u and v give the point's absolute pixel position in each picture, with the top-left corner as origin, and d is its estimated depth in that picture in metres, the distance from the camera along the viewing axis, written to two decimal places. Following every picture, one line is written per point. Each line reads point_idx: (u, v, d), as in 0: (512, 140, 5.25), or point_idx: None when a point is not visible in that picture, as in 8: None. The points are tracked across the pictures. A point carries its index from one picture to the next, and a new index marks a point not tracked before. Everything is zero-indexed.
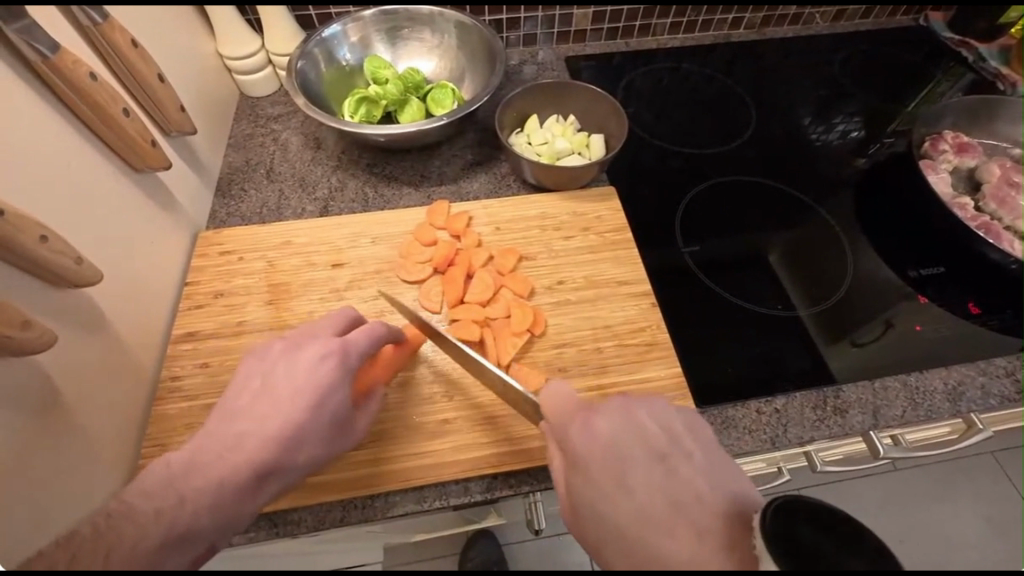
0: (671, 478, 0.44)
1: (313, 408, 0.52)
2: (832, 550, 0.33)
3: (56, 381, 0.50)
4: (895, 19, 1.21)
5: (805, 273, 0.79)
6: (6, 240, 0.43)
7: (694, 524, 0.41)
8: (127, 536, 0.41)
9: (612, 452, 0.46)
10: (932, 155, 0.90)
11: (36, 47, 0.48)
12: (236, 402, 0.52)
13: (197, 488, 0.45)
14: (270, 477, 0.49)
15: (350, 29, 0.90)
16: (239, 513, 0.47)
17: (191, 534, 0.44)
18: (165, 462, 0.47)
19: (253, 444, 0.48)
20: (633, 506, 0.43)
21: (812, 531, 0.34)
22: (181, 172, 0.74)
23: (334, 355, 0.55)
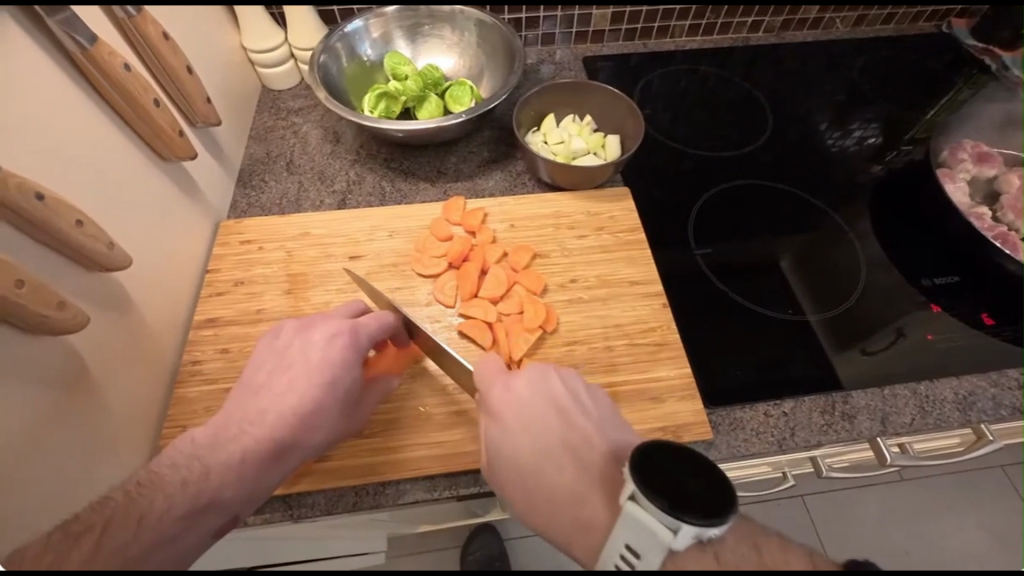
0: (573, 432, 0.51)
1: (326, 385, 0.54)
2: (684, 481, 0.38)
3: (86, 361, 0.52)
4: (917, 25, 1.20)
5: (816, 278, 0.79)
6: (42, 222, 0.45)
7: (590, 473, 0.48)
8: (156, 503, 0.44)
9: (526, 407, 0.53)
10: (951, 164, 0.89)
11: (76, 38, 0.50)
12: (256, 379, 0.55)
13: (221, 462, 0.48)
14: (288, 453, 0.51)
15: (372, 25, 0.92)
16: (261, 486, 0.50)
17: (216, 503, 0.46)
18: (189, 438, 0.50)
19: (273, 419, 0.51)
20: (536, 449, 0.51)
21: (672, 468, 0.39)
22: (208, 163, 0.76)
23: (346, 335, 0.58)
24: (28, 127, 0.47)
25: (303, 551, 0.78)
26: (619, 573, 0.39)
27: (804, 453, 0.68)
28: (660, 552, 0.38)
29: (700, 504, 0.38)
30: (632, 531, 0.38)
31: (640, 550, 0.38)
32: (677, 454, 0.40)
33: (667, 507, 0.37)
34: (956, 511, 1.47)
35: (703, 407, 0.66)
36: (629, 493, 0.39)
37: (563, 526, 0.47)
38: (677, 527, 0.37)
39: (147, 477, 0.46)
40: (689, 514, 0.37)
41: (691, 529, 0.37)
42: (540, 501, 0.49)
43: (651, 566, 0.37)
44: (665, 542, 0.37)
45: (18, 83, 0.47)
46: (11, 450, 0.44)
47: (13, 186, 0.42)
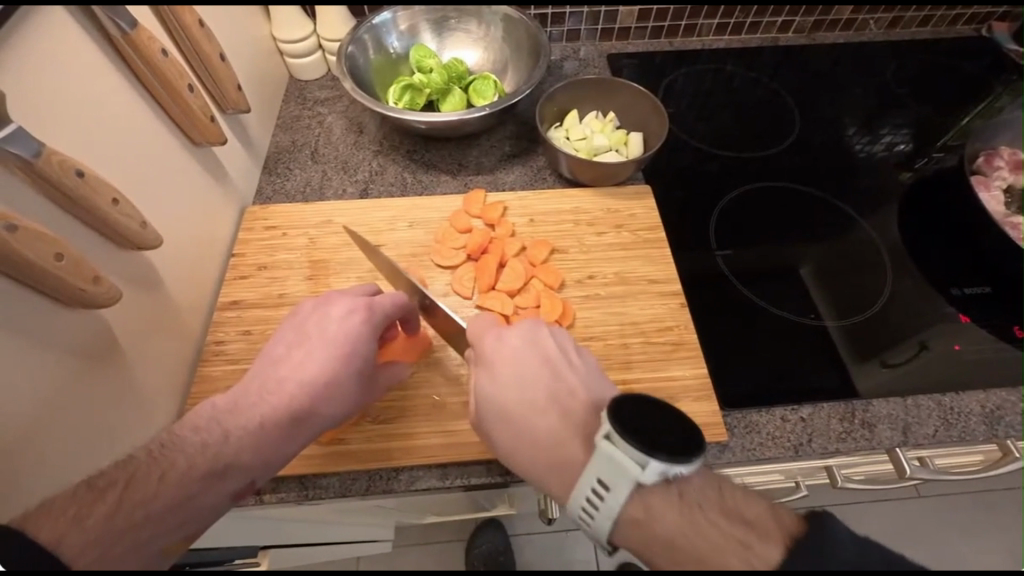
0: (560, 384, 0.52)
1: (341, 359, 0.55)
2: (659, 429, 0.42)
3: (117, 333, 0.54)
4: (956, 28, 1.17)
5: (837, 281, 0.78)
6: (82, 200, 0.47)
7: (571, 421, 0.50)
8: (179, 462, 0.45)
9: (514, 358, 0.54)
10: (986, 172, 0.87)
11: (117, 22, 0.52)
12: (276, 350, 0.56)
13: (240, 428, 0.49)
14: (305, 423, 0.52)
15: (400, 17, 0.93)
16: (277, 454, 0.51)
17: (233, 468, 0.47)
18: (210, 403, 0.51)
19: (292, 388, 0.53)
20: (523, 397, 0.52)
21: (649, 418, 0.42)
22: (235, 149, 0.78)
23: (361, 309, 0.58)
24: (69, 107, 0.49)
25: (313, 533, 0.79)
26: (588, 507, 0.43)
27: (821, 461, 0.67)
28: (628, 484, 0.42)
29: (670, 445, 0.41)
30: (604, 467, 0.42)
31: (608, 481, 0.42)
32: (657, 408, 0.43)
33: (642, 446, 0.41)
34: (976, 531, 1.42)
35: (719, 409, 0.66)
36: (604, 433, 0.42)
37: (537, 460, 0.50)
38: (645, 463, 0.41)
39: (171, 437, 0.48)
40: (657, 452, 0.41)
41: (658, 465, 0.41)
42: (518, 445, 0.51)
43: (617, 497, 0.42)
44: (632, 474, 0.41)
45: (61, 65, 0.48)
46: (41, 416, 0.45)
47: (56, 163, 0.44)
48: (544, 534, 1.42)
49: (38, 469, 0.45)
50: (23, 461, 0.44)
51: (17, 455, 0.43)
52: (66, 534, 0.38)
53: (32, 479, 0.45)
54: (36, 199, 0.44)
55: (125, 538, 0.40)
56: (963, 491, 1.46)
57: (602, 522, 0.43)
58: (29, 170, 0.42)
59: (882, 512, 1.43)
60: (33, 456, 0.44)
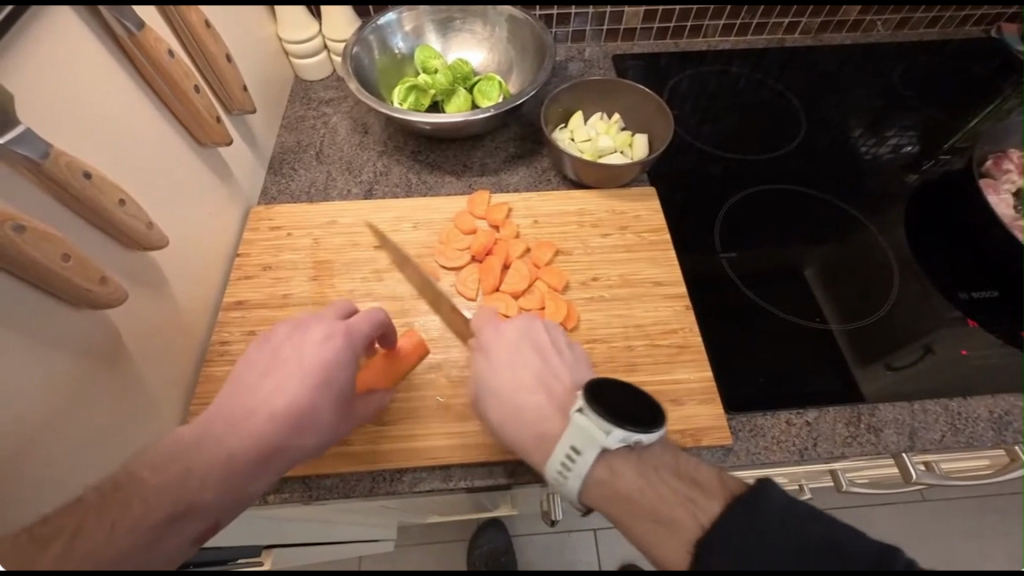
0: (548, 370, 0.54)
1: (314, 391, 0.53)
2: (630, 411, 0.46)
3: (122, 334, 0.54)
4: (964, 29, 1.16)
5: (834, 301, 0.75)
6: (89, 200, 0.47)
7: (555, 401, 0.52)
8: (134, 505, 0.44)
9: (510, 346, 0.56)
10: (995, 174, 0.86)
11: (124, 23, 0.52)
12: (246, 378, 0.54)
13: (206, 463, 0.48)
14: (274, 459, 0.51)
15: (405, 18, 0.93)
16: (242, 493, 0.49)
17: (194, 510, 0.46)
18: (176, 432, 0.50)
19: (260, 421, 0.51)
20: (515, 378, 0.53)
21: (619, 395, 0.47)
22: (241, 150, 0.78)
23: (338, 336, 0.56)
24: (77, 110, 0.49)
25: (316, 533, 0.80)
26: (563, 468, 0.47)
27: (826, 465, 0.67)
28: (595, 449, 0.46)
29: (634, 415, 0.46)
30: (576, 434, 0.46)
31: (579, 446, 0.46)
32: (625, 388, 0.47)
33: (607, 414, 0.45)
34: (981, 536, 1.41)
35: (723, 412, 0.65)
36: (577, 407, 0.46)
37: (526, 436, 0.51)
38: (610, 430, 0.45)
39: (129, 474, 0.46)
40: (622, 422, 0.45)
41: (622, 432, 0.45)
42: (507, 422, 0.53)
43: (587, 459, 0.46)
44: (599, 439, 0.46)
45: (69, 67, 0.48)
46: (46, 417, 0.45)
47: (64, 164, 0.44)
48: (546, 535, 1.41)
49: (43, 467, 0.45)
50: (28, 461, 0.44)
51: (22, 455, 0.43)
52: None
53: (38, 479, 0.45)
54: (43, 200, 0.45)
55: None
56: (969, 496, 1.44)
57: (574, 481, 0.47)
58: (36, 171, 0.42)
59: (886, 516, 1.42)
60: (38, 455, 0.45)
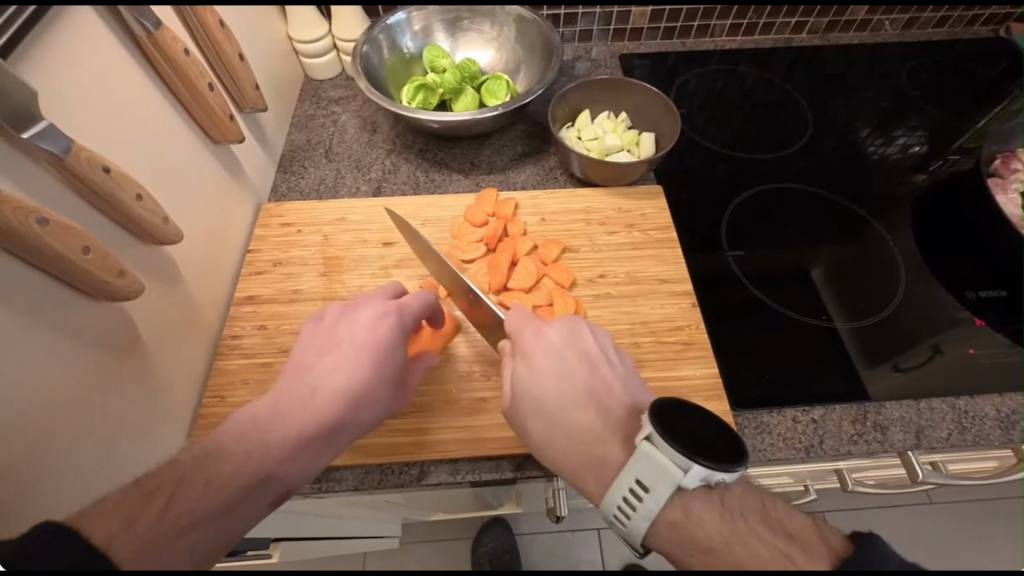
0: (598, 380, 0.54)
1: (377, 367, 0.57)
2: (702, 434, 0.43)
3: (137, 327, 0.55)
4: (973, 29, 1.16)
5: (863, 294, 0.76)
6: (108, 195, 0.48)
7: (608, 418, 0.51)
8: (219, 471, 0.46)
9: (555, 355, 0.55)
10: (1003, 174, 0.85)
11: (142, 22, 0.53)
12: (306, 356, 0.57)
13: (280, 435, 0.51)
14: (339, 430, 0.54)
15: (413, 18, 0.94)
16: (315, 462, 0.52)
17: (275, 476, 0.49)
18: (249, 410, 0.52)
19: (328, 394, 0.54)
20: (561, 391, 0.53)
21: (694, 422, 0.44)
22: (252, 148, 0.79)
23: (398, 320, 0.60)
24: (96, 109, 0.50)
25: (325, 526, 0.80)
26: (623, 508, 0.44)
27: (832, 462, 0.67)
28: (668, 487, 0.42)
29: (712, 449, 0.42)
30: (645, 468, 0.43)
31: (649, 482, 0.43)
32: (701, 416, 0.44)
33: (682, 448, 0.41)
34: (991, 540, 1.40)
35: (729, 409, 0.66)
36: (645, 435, 0.43)
37: (570, 450, 0.51)
38: (688, 467, 0.41)
39: (211, 446, 0.48)
40: (700, 457, 0.41)
41: (701, 470, 0.41)
42: (555, 438, 0.52)
43: (655, 500, 0.42)
44: (675, 478, 0.42)
45: (88, 65, 0.49)
46: (63, 405, 0.46)
47: (85, 159, 0.45)
48: (550, 533, 1.42)
49: (63, 454, 0.46)
50: (46, 448, 0.45)
51: (42, 442, 0.44)
52: (115, 536, 0.38)
53: (58, 467, 0.46)
54: (65, 195, 0.46)
55: (170, 544, 0.41)
56: (976, 497, 1.44)
57: (637, 523, 0.43)
58: (58, 165, 0.43)
59: (892, 518, 1.42)
60: (57, 443, 0.46)
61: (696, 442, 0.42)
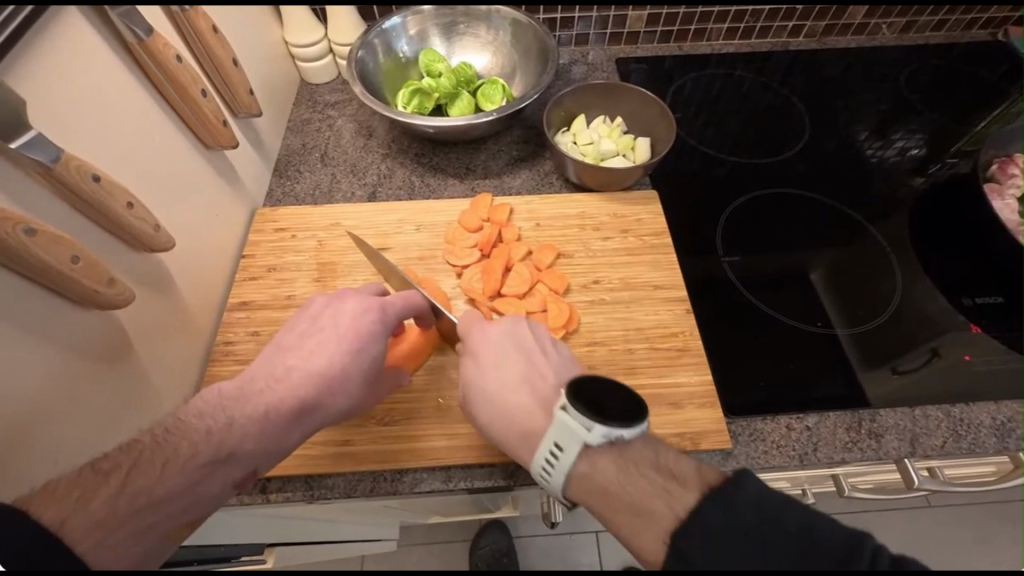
0: (534, 369, 0.54)
1: (350, 355, 0.56)
2: (611, 401, 0.46)
3: (129, 333, 0.55)
4: (971, 32, 1.15)
5: (849, 292, 0.77)
6: (97, 203, 0.48)
7: (540, 399, 0.52)
8: (181, 449, 0.47)
9: (497, 347, 0.56)
10: (1001, 179, 0.84)
11: (133, 30, 0.53)
12: (285, 339, 0.57)
13: (246, 415, 0.51)
14: (309, 413, 0.53)
15: (409, 22, 0.93)
16: (281, 444, 0.52)
17: (238, 455, 0.49)
18: (217, 389, 0.53)
19: (300, 377, 0.54)
20: (500, 381, 0.54)
21: (602, 390, 0.47)
22: (247, 151, 0.79)
23: (376, 309, 0.59)
24: (87, 115, 0.50)
25: (320, 531, 0.80)
26: (545, 467, 0.47)
27: (827, 469, 0.67)
28: (579, 446, 0.46)
29: (616, 411, 0.45)
30: (559, 431, 0.47)
31: (563, 443, 0.46)
32: (607, 382, 0.48)
33: (587, 411, 0.45)
34: (990, 544, 1.40)
35: (723, 416, 0.66)
36: (561, 404, 0.47)
37: (512, 436, 0.52)
38: (593, 427, 0.45)
39: (176, 423, 0.49)
40: (604, 418, 0.45)
41: (603, 428, 0.45)
42: (496, 423, 0.53)
43: (569, 457, 0.46)
44: (582, 436, 0.46)
45: (79, 71, 0.49)
46: (52, 410, 0.46)
47: (73, 168, 0.45)
48: (548, 536, 1.42)
49: (52, 461, 0.46)
50: (37, 449, 0.45)
51: (35, 446, 0.45)
52: (69, 517, 0.40)
53: (49, 469, 0.46)
54: (54, 203, 0.46)
55: (127, 522, 0.42)
56: (977, 501, 1.43)
57: (557, 478, 0.47)
58: (48, 174, 0.43)
59: (892, 522, 1.42)
60: (44, 449, 0.45)
61: (602, 407, 0.46)
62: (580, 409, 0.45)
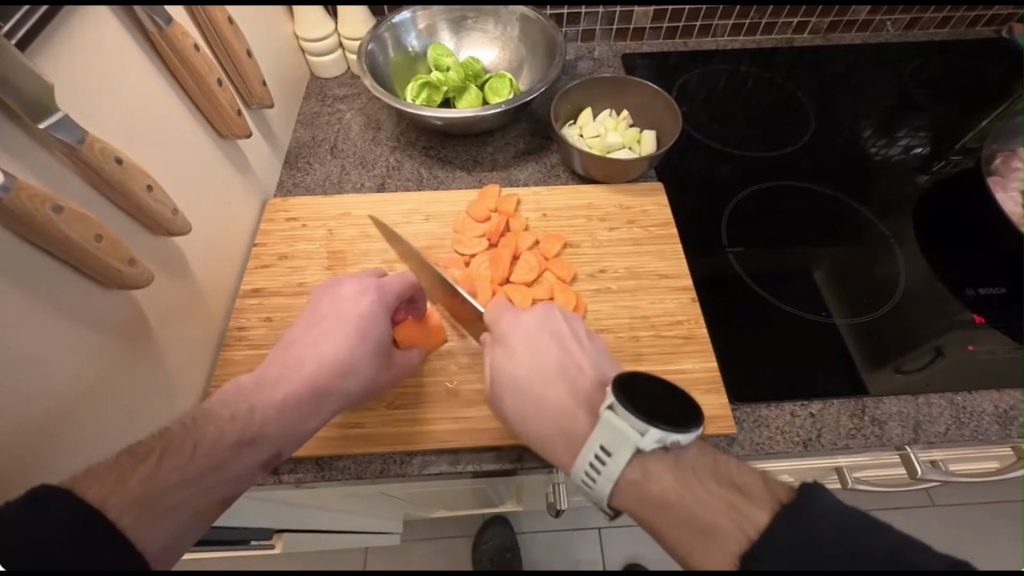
0: (570, 361, 0.55)
1: (357, 337, 0.58)
2: (661, 407, 0.44)
3: (145, 316, 0.56)
4: (976, 29, 1.16)
5: (850, 285, 0.77)
6: (119, 185, 0.49)
7: (578, 393, 0.52)
8: (208, 433, 0.48)
9: (529, 336, 0.57)
10: (1004, 172, 0.83)
11: (154, 19, 0.55)
12: (294, 332, 0.59)
13: (265, 403, 0.52)
14: (325, 398, 0.55)
15: (418, 16, 0.95)
16: (302, 427, 0.54)
17: (261, 437, 0.50)
18: (236, 381, 0.54)
19: (311, 364, 0.55)
20: (536, 371, 0.54)
21: (650, 392, 0.45)
22: (259, 142, 0.81)
23: (372, 290, 0.61)
24: (110, 104, 0.52)
25: (327, 518, 0.81)
26: (590, 472, 0.45)
27: (831, 457, 0.68)
28: (629, 449, 0.44)
29: (667, 414, 0.44)
30: (608, 435, 0.45)
31: (612, 448, 0.45)
32: (657, 384, 0.46)
33: (641, 414, 0.43)
34: (993, 544, 1.39)
35: (728, 402, 0.66)
36: (609, 404, 0.45)
37: (550, 432, 0.51)
38: (645, 430, 0.43)
39: (202, 412, 0.49)
40: (657, 421, 0.43)
41: (657, 432, 0.43)
42: (529, 416, 0.53)
43: (619, 462, 0.44)
44: (633, 440, 0.44)
45: (101, 61, 0.51)
46: (75, 392, 0.48)
47: (97, 149, 0.46)
48: (551, 532, 1.42)
49: (78, 438, 0.48)
50: (64, 429, 0.47)
51: (62, 426, 0.46)
52: (109, 496, 0.39)
53: (74, 449, 0.48)
54: (76, 182, 0.47)
55: (161, 499, 0.42)
56: (978, 501, 1.43)
57: (604, 484, 0.45)
58: (72, 155, 0.45)
59: (894, 520, 1.42)
60: (66, 427, 0.47)
61: (656, 415, 0.43)
62: (634, 412, 0.43)
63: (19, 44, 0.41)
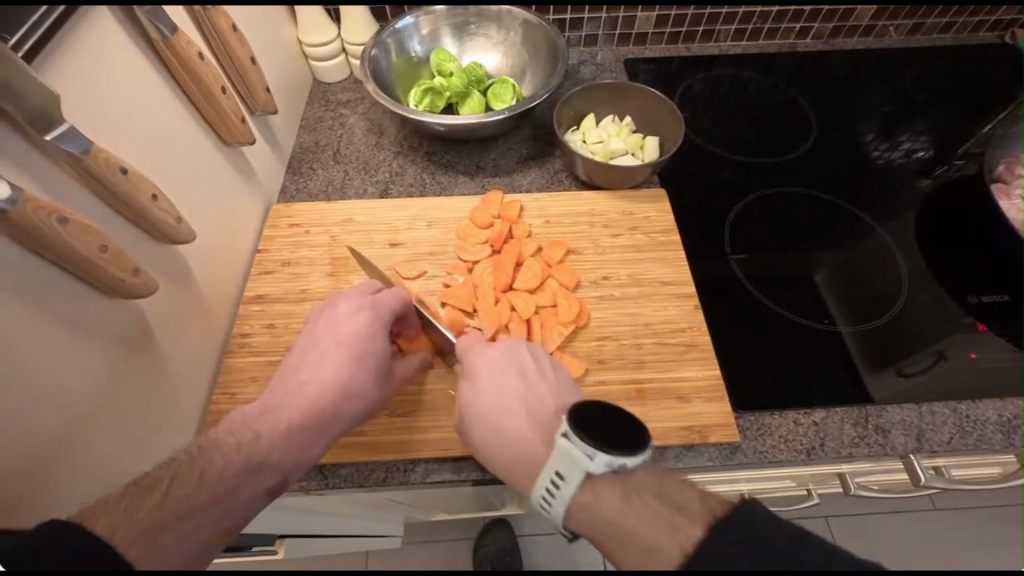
0: (533, 393, 0.54)
1: (354, 358, 0.58)
2: (610, 433, 0.45)
3: (151, 326, 0.56)
4: (978, 35, 1.16)
5: (852, 293, 0.77)
6: (124, 195, 0.49)
7: (538, 423, 0.52)
8: (215, 461, 0.47)
9: (495, 368, 0.57)
10: (1007, 179, 0.83)
11: (158, 27, 0.55)
12: (295, 356, 0.59)
13: (269, 429, 0.52)
14: (329, 420, 0.55)
15: (421, 22, 0.95)
16: (309, 452, 0.53)
17: (269, 464, 0.50)
18: (241, 410, 0.54)
19: (314, 389, 0.55)
20: (499, 402, 0.54)
21: (603, 418, 0.46)
22: (263, 149, 0.81)
23: (368, 309, 0.61)
24: (117, 116, 0.52)
25: (329, 524, 0.81)
26: (545, 496, 0.46)
27: (834, 465, 0.68)
28: (580, 474, 0.45)
29: (618, 440, 0.44)
30: (560, 461, 0.45)
31: (565, 472, 0.45)
32: (609, 411, 0.46)
33: (590, 439, 0.44)
34: (995, 549, 1.39)
35: (732, 411, 0.66)
36: (563, 432, 0.46)
37: (510, 462, 0.52)
38: (594, 455, 0.44)
39: (208, 441, 0.49)
40: (606, 447, 0.44)
41: (606, 457, 0.44)
42: (491, 443, 0.53)
43: (571, 486, 0.45)
44: (584, 466, 0.44)
45: (106, 73, 0.51)
46: (80, 405, 0.48)
47: (102, 160, 0.47)
48: (552, 535, 1.42)
49: (83, 450, 0.48)
50: (71, 442, 0.47)
51: (68, 439, 0.46)
52: (117, 529, 0.39)
53: (79, 462, 0.48)
54: (82, 192, 0.47)
55: (168, 529, 0.41)
56: (980, 505, 1.43)
57: (558, 509, 0.46)
58: (78, 166, 0.45)
59: (894, 524, 1.42)
60: (72, 440, 0.47)
61: (603, 440, 0.44)
62: (580, 437, 0.44)
63: (25, 56, 0.42)
